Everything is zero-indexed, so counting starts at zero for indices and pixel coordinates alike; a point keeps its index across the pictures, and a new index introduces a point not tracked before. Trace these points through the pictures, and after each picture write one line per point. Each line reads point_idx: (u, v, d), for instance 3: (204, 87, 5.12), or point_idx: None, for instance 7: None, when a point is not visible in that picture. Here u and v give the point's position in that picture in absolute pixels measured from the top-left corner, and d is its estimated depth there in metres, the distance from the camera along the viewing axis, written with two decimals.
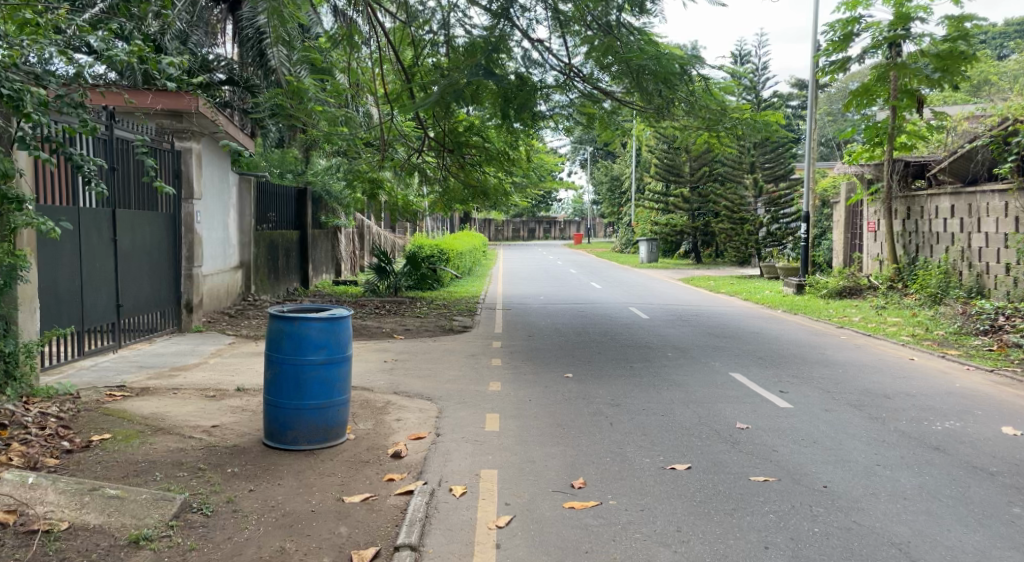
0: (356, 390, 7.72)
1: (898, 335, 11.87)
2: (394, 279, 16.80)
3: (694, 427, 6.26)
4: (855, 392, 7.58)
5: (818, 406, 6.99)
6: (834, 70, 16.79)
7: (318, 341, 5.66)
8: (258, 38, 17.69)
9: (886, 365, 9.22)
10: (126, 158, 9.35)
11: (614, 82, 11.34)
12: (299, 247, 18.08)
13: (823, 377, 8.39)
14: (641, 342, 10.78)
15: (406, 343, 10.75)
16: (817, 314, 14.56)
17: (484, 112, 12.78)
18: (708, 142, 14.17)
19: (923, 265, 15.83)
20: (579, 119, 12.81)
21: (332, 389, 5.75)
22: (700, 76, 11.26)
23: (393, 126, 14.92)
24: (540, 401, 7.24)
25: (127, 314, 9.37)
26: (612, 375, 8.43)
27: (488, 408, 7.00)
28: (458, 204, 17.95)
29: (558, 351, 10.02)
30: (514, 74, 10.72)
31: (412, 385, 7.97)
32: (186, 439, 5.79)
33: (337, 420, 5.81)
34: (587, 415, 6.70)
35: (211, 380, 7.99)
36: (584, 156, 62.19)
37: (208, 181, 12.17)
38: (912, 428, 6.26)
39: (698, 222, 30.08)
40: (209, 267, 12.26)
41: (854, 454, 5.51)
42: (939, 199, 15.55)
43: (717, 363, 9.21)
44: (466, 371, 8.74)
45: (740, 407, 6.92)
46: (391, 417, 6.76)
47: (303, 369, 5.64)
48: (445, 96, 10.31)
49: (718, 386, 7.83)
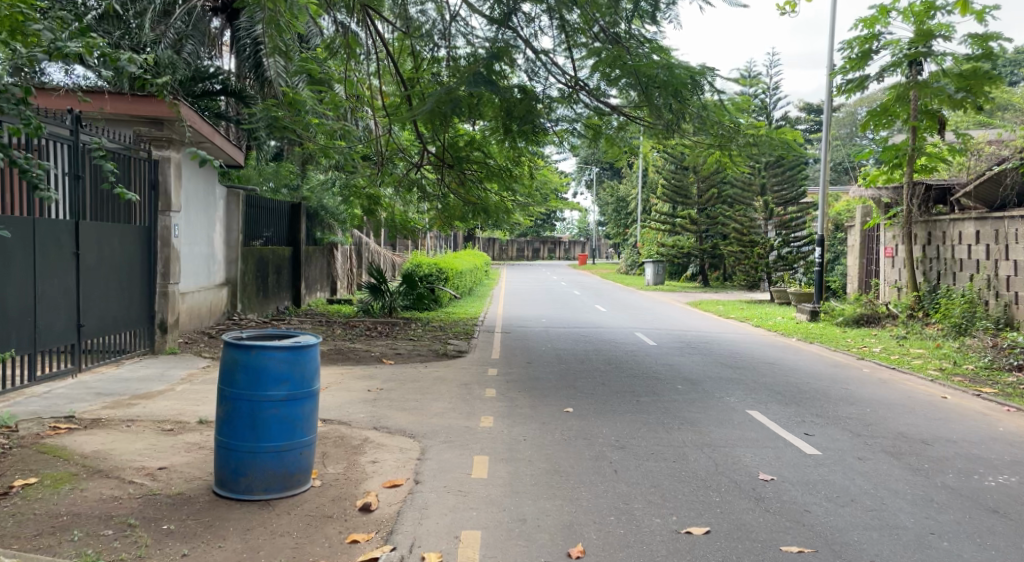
0: (331, 425, 6.93)
1: (924, 369, 11.05)
2: (388, 299, 15.99)
3: (711, 477, 5.48)
4: (890, 437, 6.80)
5: (849, 453, 6.22)
6: (851, 89, 16.05)
7: (279, 373, 4.91)
8: (254, 48, 17.10)
9: (917, 404, 8.45)
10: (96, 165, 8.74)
11: (623, 97, 10.66)
12: (292, 264, 17.28)
13: (850, 418, 7.60)
14: (649, 373, 9.98)
15: (395, 369, 9.98)
16: (834, 345, 13.74)
17: (485, 125, 12.06)
18: (720, 162, 13.46)
19: (945, 294, 15.00)
20: (585, 135, 12.09)
21: (295, 429, 4.98)
22: (713, 92, 10.55)
23: (393, 140, 14.29)
24: (536, 441, 6.46)
25: (90, 335, 8.63)
26: (617, 411, 7.63)
27: (477, 449, 6.21)
28: (457, 222, 17.22)
29: (557, 382, 9.22)
30: (519, 90, 9.97)
31: (394, 419, 7.18)
32: (123, 485, 5.02)
33: (301, 465, 5.04)
34: (588, 460, 5.92)
35: (173, 410, 7.23)
36: (590, 175, 61.60)
37: (189, 193, 11.45)
38: (961, 484, 5.48)
39: (706, 244, 29.30)
40: (187, 284, 11.52)
41: (901, 518, 4.73)
42: (962, 224, 14.79)
43: (731, 398, 8.41)
44: (456, 403, 7.97)
45: (761, 454, 6.13)
46: (365, 458, 5.98)
47: (259, 406, 4.87)
48: (441, 104, 9.70)
49: (736, 427, 7.04)
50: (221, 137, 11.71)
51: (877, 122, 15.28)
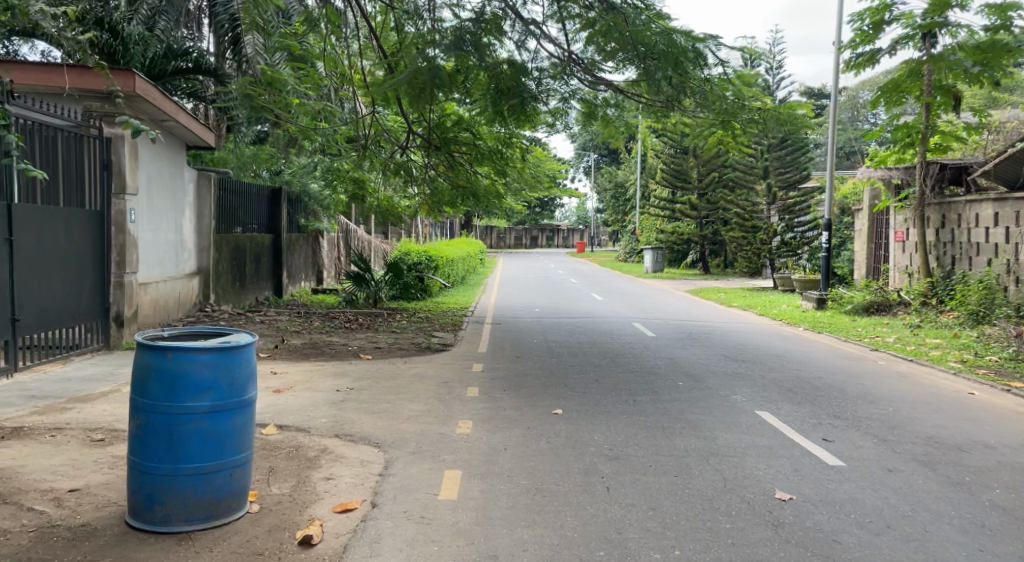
0: (287, 434, 6.10)
1: (945, 361, 10.24)
2: (373, 289, 15.14)
3: (718, 496, 4.69)
4: (920, 443, 6.01)
5: (878, 463, 5.42)
6: (861, 63, 15.11)
7: (202, 380, 4.10)
8: (232, 25, 15.84)
9: (945, 402, 7.67)
10: (49, 148, 8.12)
11: (621, 72, 9.79)
12: (272, 252, 16.43)
13: (873, 419, 6.78)
14: (650, 367, 9.18)
15: (371, 365, 9.15)
16: (845, 334, 12.96)
17: (473, 102, 11.21)
18: (722, 144, 12.59)
19: (960, 280, 14.20)
20: (577, 116, 11.24)
21: (222, 447, 4.16)
22: (717, 63, 9.69)
23: (377, 120, 13.45)
24: (518, 451, 5.64)
25: (29, 331, 7.86)
26: (612, 413, 6.82)
27: (449, 462, 5.40)
28: (446, 207, 16.37)
29: (546, 379, 8.39)
30: (507, 61, 9.17)
31: (360, 425, 6.34)
32: (19, 513, 4.25)
33: (231, 489, 4.22)
34: (577, 473, 5.12)
35: (111, 415, 6.40)
36: (589, 159, 60.66)
37: (148, 174, 10.59)
38: (1012, 501, 4.70)
39: (707, 230, 28.42)
40: (147, 274, 10.68)
41: (949, 553, 3.96)
42: (979, 206, 13.98)
43: (738, 396, 7.58)
44: (433, 404, 7.15)
45: (777, 465, 5.33)
46: (318, 474, 5.16)
47: (176, 420, 4.05)
48: (419, 76, 8.75)
49: (747, 431, 6.24)
50: (187, 115, 10.87)
51: (889, 99, 14.38)
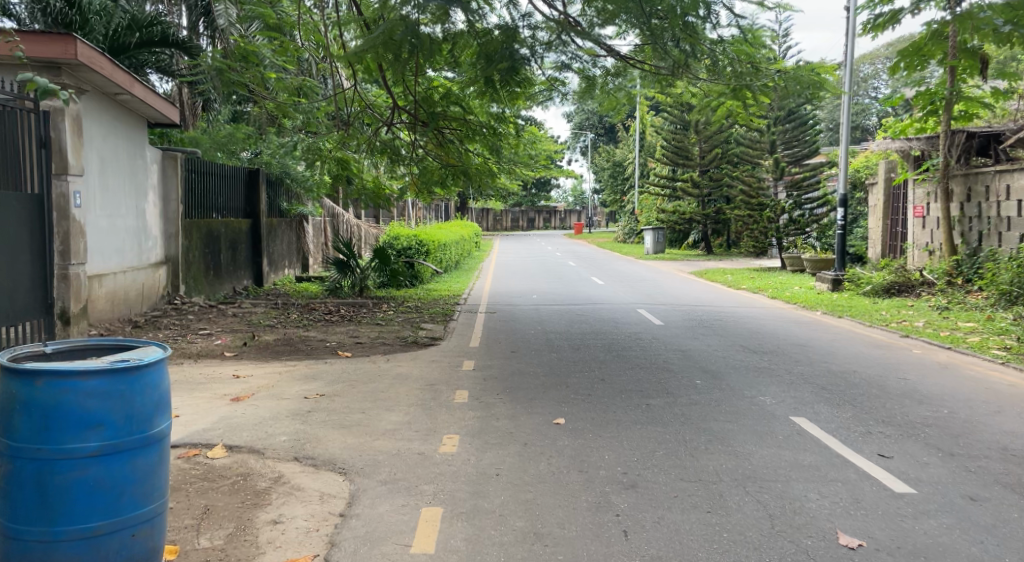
0: (237, 457, 5.08)
1: (986, 349, 9.22)
2: (358, 276, 14.09)
3: (767, 544, 3.69)
4: (996, 457, 5.01)
5: (955, 488, 4.42)
6: (881, 24, 13.96)
7: (86, 414, 3.08)
8: None
9: (1006, 401, 6.65)
10: None
11: (623, 36, 8.67)
12: (251, 238, 15.34)
13: (931, 426, 5.77)
14: (662, 361, 8.16)
15: (348, 365, 8.12)
16: (868, 318, 11.96)
17: (459, 72, 10.11)
18: (732, 115, 11.46)
19: (990, 257, 13.22)
20: (575, 87, 10.11)
21: (117, 500, 3.14)
22: (730, 22, 8.55)
23: (358, 92, 12.38)
24: (514, 478, 4.63)
25: None
26: (623, 423, 5.79)
27: (428, 494, 4.40)
28: (435, 189, 15.28)
29: (546, 380, 7.36)
30: (497, 26, 8.03)
31: (325, 445, 5.33)
32: None
33: (134, 554, 3.20)
34: (586, 509, 4.13)
35: None
36: (586, 140, 59.62)
37: (95, 154, 9.49)
38: None
39: (709, 209, 27.44)
40: (99, 266, 9.60)
41: None
42: (1010, 177, 12.95)
43: (766, 398, 6.57)
44: (414, 414, 6.13)
45: (833, 492, 4.33)
46: (264, 516, 4.13)
47: (53, 469, 3.05)
48: (394, 34, 7.50)
49: (787, 444, 5.22)
50: (143, 88, 9.75)
51: (910, 64, 13.16)
